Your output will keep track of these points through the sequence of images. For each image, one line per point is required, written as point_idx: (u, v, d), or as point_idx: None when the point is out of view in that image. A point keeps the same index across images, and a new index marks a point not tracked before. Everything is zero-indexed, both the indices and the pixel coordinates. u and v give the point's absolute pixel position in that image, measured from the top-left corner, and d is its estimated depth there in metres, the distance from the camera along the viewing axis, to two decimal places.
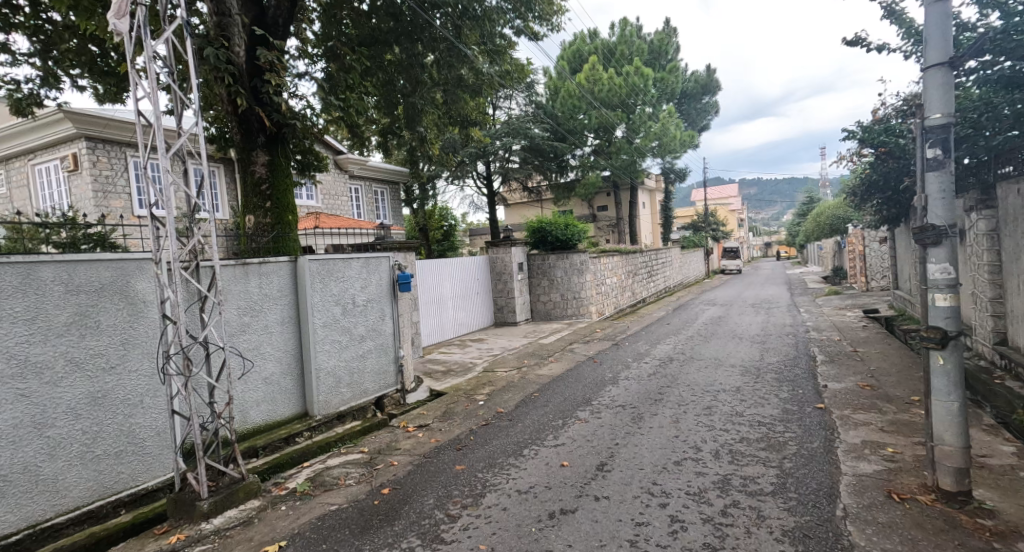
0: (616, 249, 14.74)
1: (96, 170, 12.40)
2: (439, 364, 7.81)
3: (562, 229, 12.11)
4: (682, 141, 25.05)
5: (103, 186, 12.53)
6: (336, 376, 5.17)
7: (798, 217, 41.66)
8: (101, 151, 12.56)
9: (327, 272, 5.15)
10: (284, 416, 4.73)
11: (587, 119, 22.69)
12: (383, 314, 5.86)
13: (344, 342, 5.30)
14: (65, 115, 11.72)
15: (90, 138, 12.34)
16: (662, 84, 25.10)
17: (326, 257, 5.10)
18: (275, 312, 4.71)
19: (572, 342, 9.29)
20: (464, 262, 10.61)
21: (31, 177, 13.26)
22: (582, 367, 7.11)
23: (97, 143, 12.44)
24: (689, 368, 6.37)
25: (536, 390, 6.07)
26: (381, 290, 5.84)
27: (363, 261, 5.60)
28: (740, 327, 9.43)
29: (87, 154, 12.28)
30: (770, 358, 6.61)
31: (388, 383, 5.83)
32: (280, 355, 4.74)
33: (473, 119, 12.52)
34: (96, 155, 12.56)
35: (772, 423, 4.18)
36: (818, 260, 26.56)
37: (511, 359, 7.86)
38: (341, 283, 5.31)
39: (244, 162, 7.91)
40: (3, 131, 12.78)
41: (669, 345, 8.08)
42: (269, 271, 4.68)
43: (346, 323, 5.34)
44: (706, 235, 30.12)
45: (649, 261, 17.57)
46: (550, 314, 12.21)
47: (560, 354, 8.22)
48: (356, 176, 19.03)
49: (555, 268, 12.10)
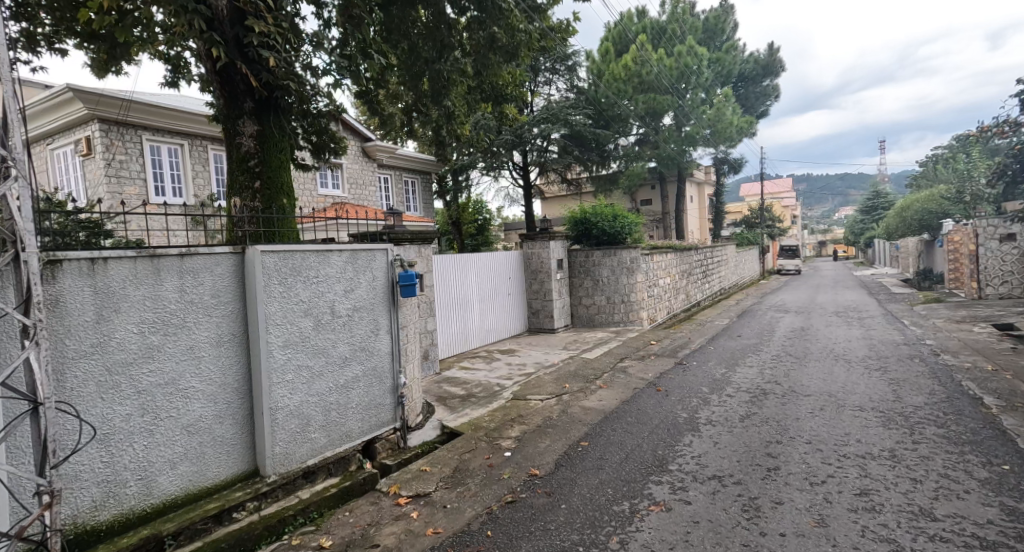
0: (669, 245, 12.90)
1: (110, 154, 11.18)
2: (458, 385, 6.26)
3: (610, 220, 10.39)
4: (739, 128, 22.82)
5: (117, 171, 11.33)
6: (304, 416, 3.70)
7: (862, 214, 38.17)
8: (114, 134, 11.32)
9: (293, 269, 3.67)
10: (219, 478, 3.27)
11: (633, 104, 20.89)
12: (378, 327, 4.36)
13: (320, 364, 3.83)
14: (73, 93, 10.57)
15: (104, 120, 11.22)
16: (717, 65, 22.97)
17: (292, 246, 3.64)
18: (208, 328, 3.23)
19: (623, 358, 7.60)
20: (493, 257, 9.06)
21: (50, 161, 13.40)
22: (642, 399, 5.42)
23: (112, 126, 11.30)
24: (796, 409, 4.60)
25: (583, 436, 4.42)
26: (375, 293, 4.34)
27: (349, 253, 4.11)
28: (838, 344, 7.49)
29: (100, 136, 11.13)
30: (911, 397, 4.76)
31: (382, 419, 4.33)
32: (217, 388, 3.27)
33: (508, 95, 10.99)
34: (111, 139, 11.38)
35: (1006, 546, 2.43)
36: (893, 260, 23.74)
37: (549, 383, 6.24)
38: (313, 285, 3.81)
39: (230, 133, 6.62)
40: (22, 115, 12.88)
41: (753, 370, 6.28)
42: (197, 267, 3.18)
43: (321, 340, 3.85)
44: (762, 232, 27.55)
45: (703, 259, 15.60)
46: (593, 320, 10.50)
47: (609, 376, 6.54)
48: (386, 165, 17.75)
49: (600, 267, 10.38)
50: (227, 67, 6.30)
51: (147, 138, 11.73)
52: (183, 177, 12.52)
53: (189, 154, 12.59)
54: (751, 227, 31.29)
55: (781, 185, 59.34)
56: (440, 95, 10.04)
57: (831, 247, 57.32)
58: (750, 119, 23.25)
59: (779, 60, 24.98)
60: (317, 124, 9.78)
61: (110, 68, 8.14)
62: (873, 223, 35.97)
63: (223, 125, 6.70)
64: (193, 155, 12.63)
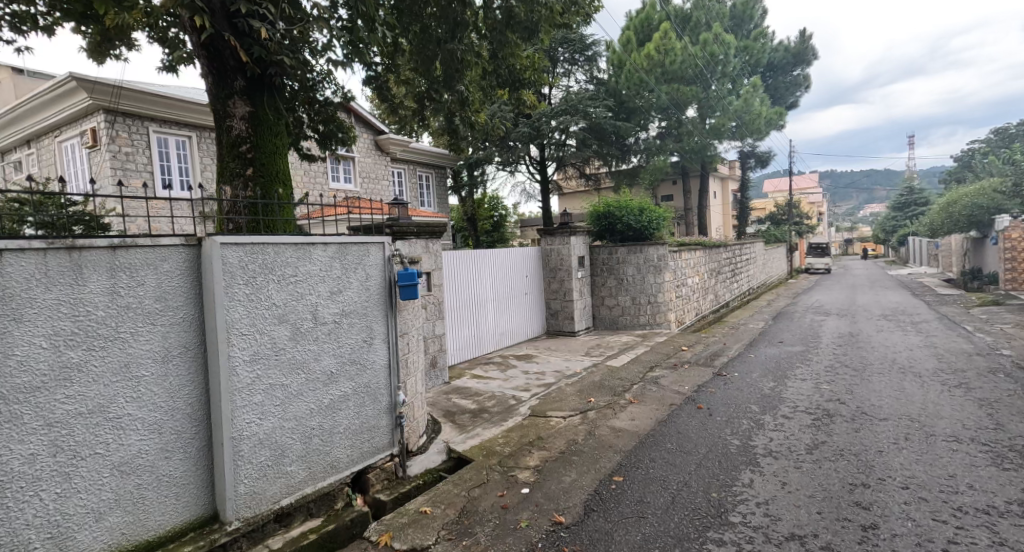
0: (696, 242, 12.06)
1: (116, 147, 10.72)
2: (469, 397, 5.57)
3: (636, 213, 9.69)
4: (768, 120, 21.74)
5: (123, 164, 10.87)
6: (277, 446, 3.04)
7: (894, 211, 36.52)
8: (121, 126, 10.85)
9: (266, 267, 3.00)
10: (164, 528, 2.62)
11: (656, 95, 20.00)
12: (372, 336, 3.70)
13: (300, 381, 3.18)
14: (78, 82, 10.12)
15: (109, 111, 10.73)
16: (744, 53, 22.04)
17: (264, 238, 2.98)
18: (151, 339, 2.57)
19: (654, 367, 6.82)
20: (509, 253, 8.35)
21: (58, 156, 12.96)
22: (681, 418, 4.67)
23: (118, 117, 10.80)
24: (875, 438, 3.80)
25: (616, 468, 3.69)
26: (368, 296, 3.68)
27: (337, 246, 3.45)
28: (898, 353, 6.62)
29: (105, 128, 10.64)
30: (1016, 425, 3.92)
31: (376, 445, 3.68)
32: (163, 415, 2.61)
33: (527, 80, 10.29)
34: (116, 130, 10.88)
35: None
36: (932, 259, 22.37)
37: (572, 396, 5.52)
38: (291, 285, 3.14)
39: (220, 114, 6.03)
40: (29, 107, 12.51)
41: (806, 383, 5.46)
42: (136, 262, 2.52)
43: (300, 353, 3.19)
44: (790, 229, 26.34)
45: (732, 257, 14.68)
46: (616, 322, 9.72)
47: (639, 389, 5.79)
48: (399, 159, 17.13)
49: (625, 265, 9.59)
50: (213, 38, 5.69)
51: (154, 129, 11.26)
52: (190, 170, 12.03)
53: (197, 147, 12.14)
54: (777, 223, 30.09)
55: (806, 180, 57.57)
56: (452, 79, 9.38)
57: (858, 244, 55.44)
58: (780, 110, 22.13)
59: (810, 48, 23.76)
60: (324, 112, 9.13)
61: (105, 51, 7.60)
62: (907, 220, 34.40)
63: (212, 106, 6.11)
64: (201, 147, 12.18)
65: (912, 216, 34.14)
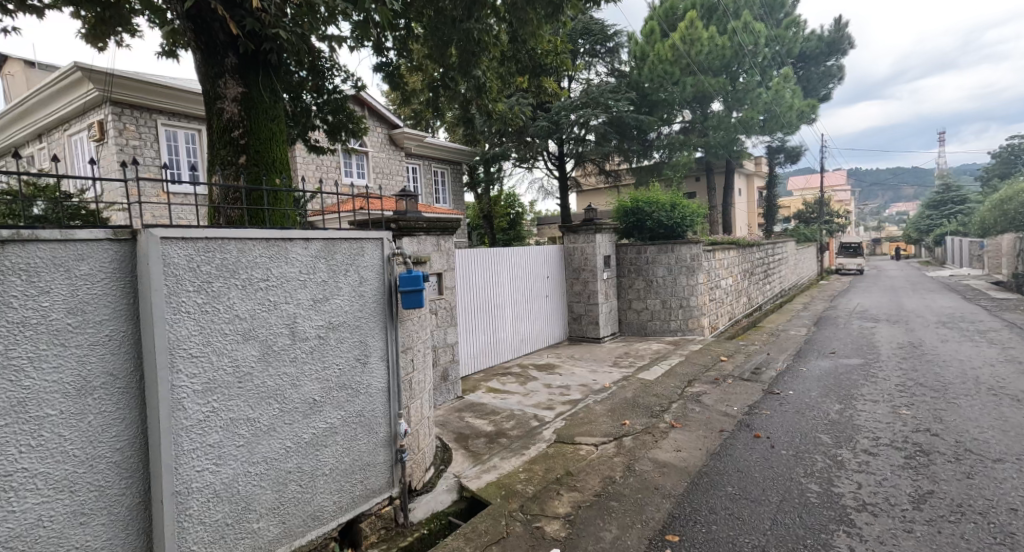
0: (729, 240, 11.21)
1: (123, 140, 10.33)
2: (485, 417, 4.90)
3: (667, 210, 8.89)
4: (800, 112, 20.51)
5: (130, 157, 10.47)
6: (240, 498, 2.38)
7: (928, 209, 34.94)
8: (128, 118, 10.42)
9: (225, 269, 2.33)
10: None
11: (682, 87, 19.08)
12: (367, 352, 3.04)
13: (272, 414, 2.51)
14: (84, 72, 9.71)
15: (116, 103, 10.27)
16: (777, 42, 20.92)
17: (223, 231, 2.32)
18: (61, 367, 1.91)
19: (692, 382, 6.05)
20: (529, 251, 7.63)
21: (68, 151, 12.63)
22: (737, 451, 3.93)
23: (125, 109, 10.37)
24: (998, 488, 3.02)
25: (667, 522, 2.98)
26: (361, 304, 3.00)
27: (322, 243, 2.77)
28: (978, 369, 5.76)
29: (112, 120, 10.19)
30: None
31: (371, 486, 3.02)
32: (77, 468, 1.94)
33: (548, 66, 9.59)
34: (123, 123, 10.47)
35: None
36: (976, 260, 21.06)
37: (603, 418, 4.80)
38: (260, 291, 2.47)
39: (211, 96, 5.43)
40: (36, 100, 12.14)
41: (880, 406, 4.64)
42: (38, 262, 1.86)
43: (272, 378, 2.52)
44: (821, 228, 25.14)
45: (765, 257, 13.80)
46: (644, 328, 8.95)
47: (679, 409, 5.06)
48: (414, 154, 16.51)
49: (655, 265, 8.81)
50: (199, 7, 5.08)
51: (162, 122, 10.84)
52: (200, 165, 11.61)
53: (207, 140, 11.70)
54: (806, 222, 28.80)
55: (833, 177, 55.65)
56: (468, 65, 8.69)
57: (886, 243, 53.45)
58: (813, 102, 20.91)
59: (846, 36, 22.56)
60: (333, 101, 8.46)
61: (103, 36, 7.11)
62: (943, 219, 32.83)
63: (201, 86, 5.51)
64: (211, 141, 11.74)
65: (948, 214, 32.52)
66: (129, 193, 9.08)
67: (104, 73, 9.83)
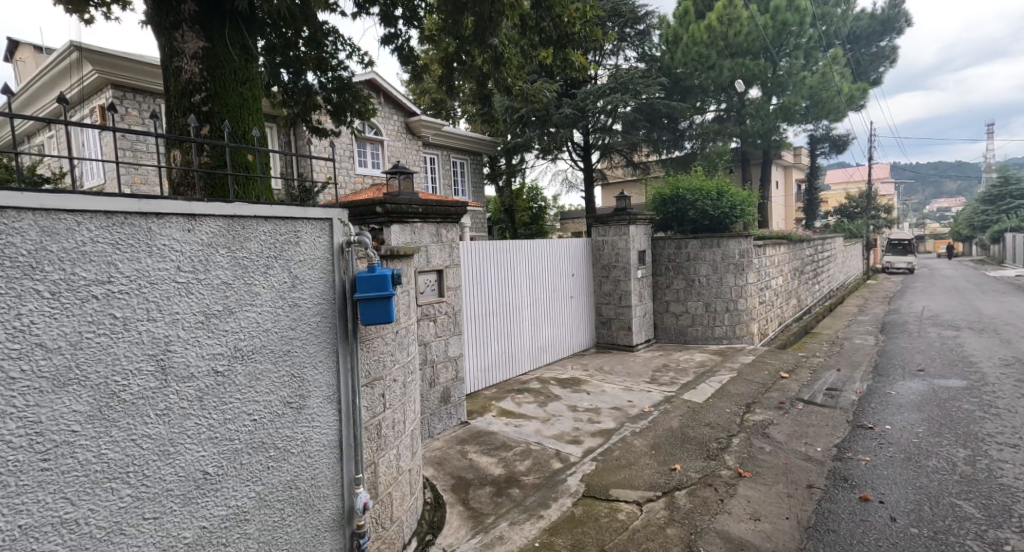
0: (780, 235, 9.90)
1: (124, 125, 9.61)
2: (493, 453, 3.84)
3: (713, 199, 7.65)
4: (851, 96, 18.70)
5: None
6: None
7: (983, 204, 32.37)
8: (130, 102, 9.69)
9: (16, 264, 1.31)
10: None
11: (719, 71, 17.63)
12: (305, 390, 2.03)
13: (116, 508, 1.49)
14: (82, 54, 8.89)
15: (118, 86, 9.50)
16: (824, 21, 19.26)
17: (5, 194, 1.29)
18: None
19: (752, 407, 4.88)
20: (551, 244, 6.51)
21: None
22: (841, 525, 2.80)
23: (127, 92, 9.63)
24: None
25: None
26: (296, 318, 1.99)
27: (223, 221, 1.76)
28: None
29: (113, 104, 9.46)
30: None
31: None
32: None
33: (575, 36, 8.43)
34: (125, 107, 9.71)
35: None
36: None
37: (646, 461, 3.68)
38: (91, 298, 1.44)
39: (167, 51, 4.50)
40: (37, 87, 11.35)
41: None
42: None
43: (118, 449, 1.49)
44: (867, 223, 23.26)
45: (815, 255, 12.42)
46: (684, 334, 7.77)
47: (745, 448, 3.93)
48: (432, 144, 15.56)
49: (697, 263, 7.64)
50: None
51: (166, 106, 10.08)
52: None
53: None
54: (850, 218, 26.82)
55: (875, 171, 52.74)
56: (484, 34, 7.49)
57: (931, 242, 50.41)
58: (864, 86, 19.13)
59: (901, 15, 20.85)
60: (336, 79, 7.36)
61: None
62: (1001, 215, 30.27)
63: (156, 38, 4.58)
64: None
65: (1009, 209, 29.98)
66: (129, 179, 8.35)
67: (102, 53, 8.99)
